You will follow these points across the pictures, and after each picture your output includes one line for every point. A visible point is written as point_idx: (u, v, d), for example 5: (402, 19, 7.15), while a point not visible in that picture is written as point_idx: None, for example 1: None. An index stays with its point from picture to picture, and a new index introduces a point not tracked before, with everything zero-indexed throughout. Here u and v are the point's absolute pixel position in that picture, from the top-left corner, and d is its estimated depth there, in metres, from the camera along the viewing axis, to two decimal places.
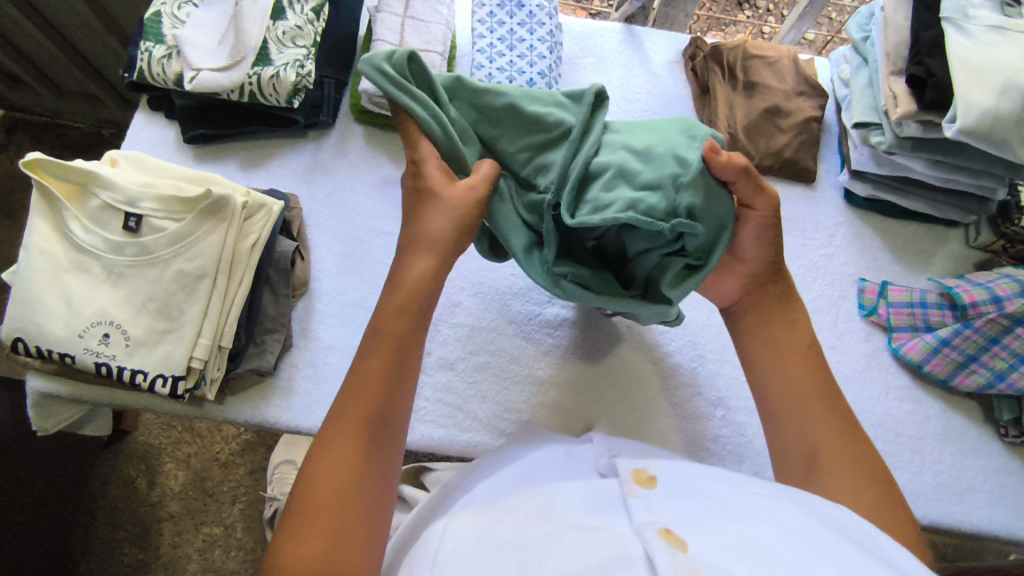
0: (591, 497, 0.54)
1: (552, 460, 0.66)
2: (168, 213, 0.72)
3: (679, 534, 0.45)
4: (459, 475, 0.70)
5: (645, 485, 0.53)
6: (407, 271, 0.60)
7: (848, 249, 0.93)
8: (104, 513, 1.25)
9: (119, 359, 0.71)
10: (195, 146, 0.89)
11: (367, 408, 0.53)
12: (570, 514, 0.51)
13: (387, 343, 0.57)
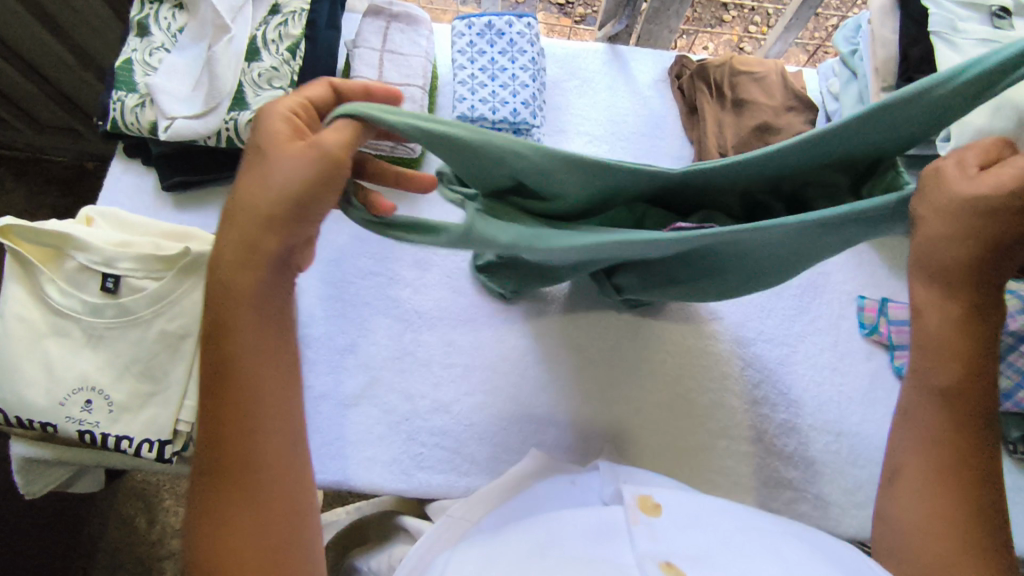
0: (595, 524, 0.51)
1: (557, 488, 0.63)
2: (147, 272, 0.70)
3: (681, 567, 0.46)
4: (464, 506, 0.62)
5: (650, 512, 0.52)
6: (235, 281, 0.52)
7: (846, 267, 0.92)
8: (103, 555, 1.17)
9: (103, 425, 0.68)
10: (175, 193, 0.87)
11: (237, 458, 0.51)
12: (573, 542, 0.49)
13: (230, 381, 0.52)
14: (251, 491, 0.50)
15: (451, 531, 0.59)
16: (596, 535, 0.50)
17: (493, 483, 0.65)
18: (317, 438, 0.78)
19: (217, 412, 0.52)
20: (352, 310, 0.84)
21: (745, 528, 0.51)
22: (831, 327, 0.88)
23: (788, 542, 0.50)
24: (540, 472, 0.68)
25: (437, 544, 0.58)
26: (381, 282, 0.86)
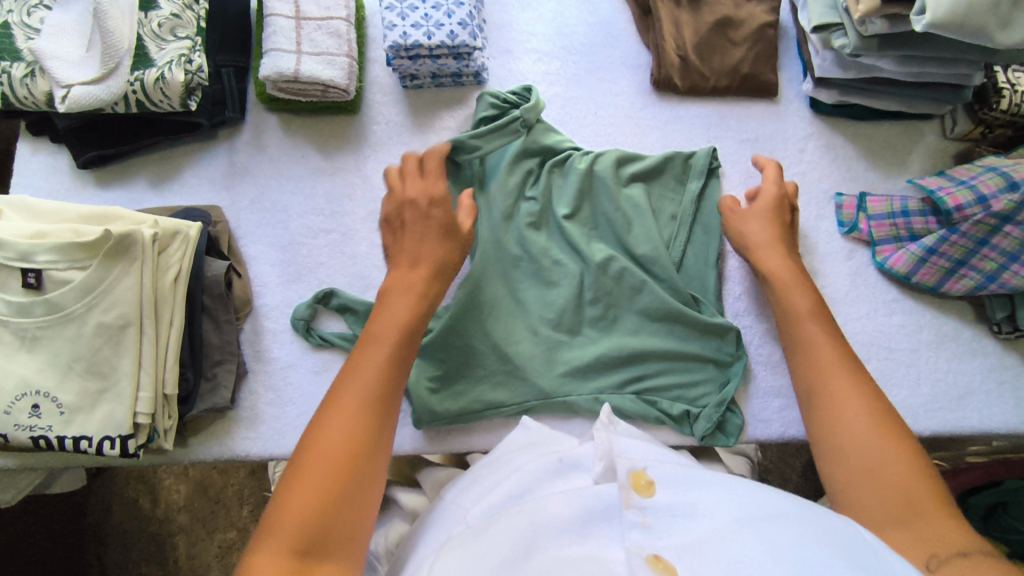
0: (586, 505, 0.48)
1: (543, 468, 0.58)
2: (70, 262, 0.63)
3: (670, 559, 0.42)
4: (453, 484, 0.64)
5: (644, 493, 0.47)
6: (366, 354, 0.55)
7: (821, 163, 0.87)
8: (114, 538, 1.14)
9: (56, 429, 0.64)
10: (94, 170, 0.80)
11: (319, 491, 0.46)
12: (558, 540, 0.46)
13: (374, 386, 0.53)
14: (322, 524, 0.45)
15: (442, 516, 0.59)
16: (587, 519, 0.47)
17: (480, 460, 0.67)
18: (291, 410, 0.75)
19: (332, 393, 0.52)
20: (307, 274, 0.79)
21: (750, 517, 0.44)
22: (810, 229, 0.85)
23: (796, 514, 0.44)
24: (533, 447, 0.65)
25: (430, 527, 0.59)
26: (333, 240, 0.80)
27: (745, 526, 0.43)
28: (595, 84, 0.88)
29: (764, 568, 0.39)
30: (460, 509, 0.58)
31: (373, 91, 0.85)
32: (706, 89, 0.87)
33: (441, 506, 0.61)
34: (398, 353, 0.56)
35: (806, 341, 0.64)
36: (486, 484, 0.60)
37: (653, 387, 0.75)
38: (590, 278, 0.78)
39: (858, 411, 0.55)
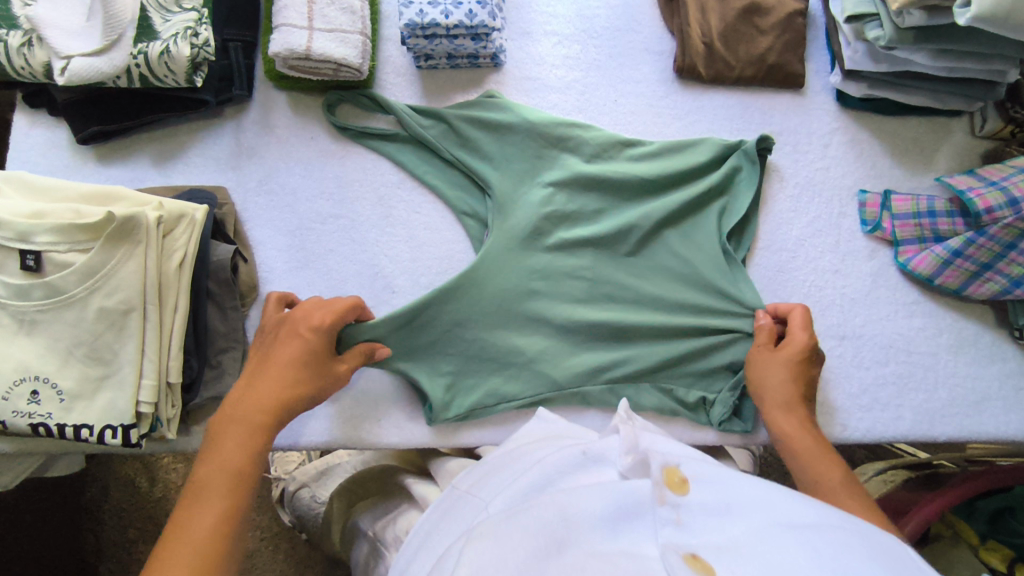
0: (618, 502, 0.47)
1: (566, 461, 0.57)
2: (71, 244, 0.61)
3: (707, 558, 0.40)
4: (471, 475, 0.62)
5: (679, 491, 0.46)
6: (247, 388, 0.62)
7: (845, 159, 0.84)
8: (111, 516, 1.12)
9: (56, 416, 0.62)
10: (94, 146, 0.77)
11: (183, 549, 0.51)
12: (589, 536, 0.45)
13: (252, 432, 0.59)
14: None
15: (457, 506, 0.58)
16: (616, 514, 0.46)
17: (496, 451, 0.65)
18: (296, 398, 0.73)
19: (248, 431, 0.59)
20: (315, 260, 0.76)
21: (791, 523, 0.41)
22: (832, 226, 0.82)
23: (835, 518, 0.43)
24: (552, 440, 0.63)
25: (443, 519, 0.58)
26: (343, 226, 0.78)
27: (783, 531, 0.40)
28: (615, 70, 0.85)
29: (805, 571, 0.37)
30: (477, 499, 0.57)
31: (387, 71, 0.82)
32: (730, 78, 0.84)
33: (456, 496, 0.60)
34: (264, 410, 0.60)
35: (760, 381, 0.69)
36: (506, 476, 0.59)
37: (676, 369, 0.74)
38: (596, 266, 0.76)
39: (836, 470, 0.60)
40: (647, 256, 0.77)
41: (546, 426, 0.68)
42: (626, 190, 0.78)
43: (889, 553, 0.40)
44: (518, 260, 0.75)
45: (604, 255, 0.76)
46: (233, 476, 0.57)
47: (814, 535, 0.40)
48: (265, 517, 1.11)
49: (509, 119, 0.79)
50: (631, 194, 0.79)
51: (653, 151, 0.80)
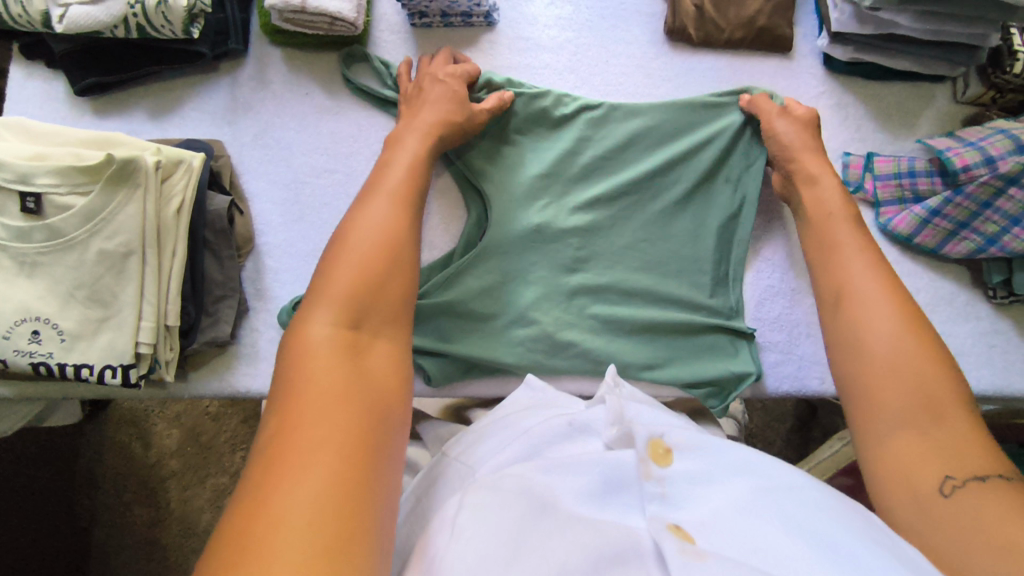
0: (604, 472, 0.49)
1: (553, 431, 0.58)
2: (71, 186, 0.62)
3: (689, 529, 0.44)
4: (458, 444, 0.64)
5: (661, 462, 0.50)
6: (345, 241, 0.55)
7: (831, 122, 0.86)
8: (106, 480, 1.15)
9: (57, 355, 0.63)
10: (90, 98, 0.78)
11: (320, 412, 0.43)
12: (574, 504, 0.46)
13: (360, 280, 0.51)
14: (347, 442, 0.41)
15: (447, 472, 0.60)
16: (605, 489, 0.48)
17: (484, 419, 0.68)
18: None
19: (358, 285, 0.51)
20: (310, 213, 0.78)
21: (768, 489, 0.46)
22: None
23: (811, 487, 0.48)
24: (538, 408, 0.65)
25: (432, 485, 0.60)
26: (338, 180, 0.79)
27: (761, 498, 0.45)
28: (607, 31, 0.87)
29: (775, 542, 0.42)
30: (465, 466, 0.59)
31: (381, 28, 0.83)
32: (720, 41, 0.86)
33: (444, 461, 0.62)
34: (386, 244, 0.55)
35: (847, 282, 0.63)
36: (495, 443, 0.61)
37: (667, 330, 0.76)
38: (591, 225, 0.78)
39: (914, 366, 0.54)
40: (640, 219, 0.79)
41: (534, 394, 0.69)
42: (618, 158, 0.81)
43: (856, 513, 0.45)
44: (513, 219, 0.77)
45: (594, 217, 0.78)
46: (396, 303, 0.52)
47: (787, 504, 0.45)
48: None
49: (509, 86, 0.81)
50: (623, 156, 0.81)
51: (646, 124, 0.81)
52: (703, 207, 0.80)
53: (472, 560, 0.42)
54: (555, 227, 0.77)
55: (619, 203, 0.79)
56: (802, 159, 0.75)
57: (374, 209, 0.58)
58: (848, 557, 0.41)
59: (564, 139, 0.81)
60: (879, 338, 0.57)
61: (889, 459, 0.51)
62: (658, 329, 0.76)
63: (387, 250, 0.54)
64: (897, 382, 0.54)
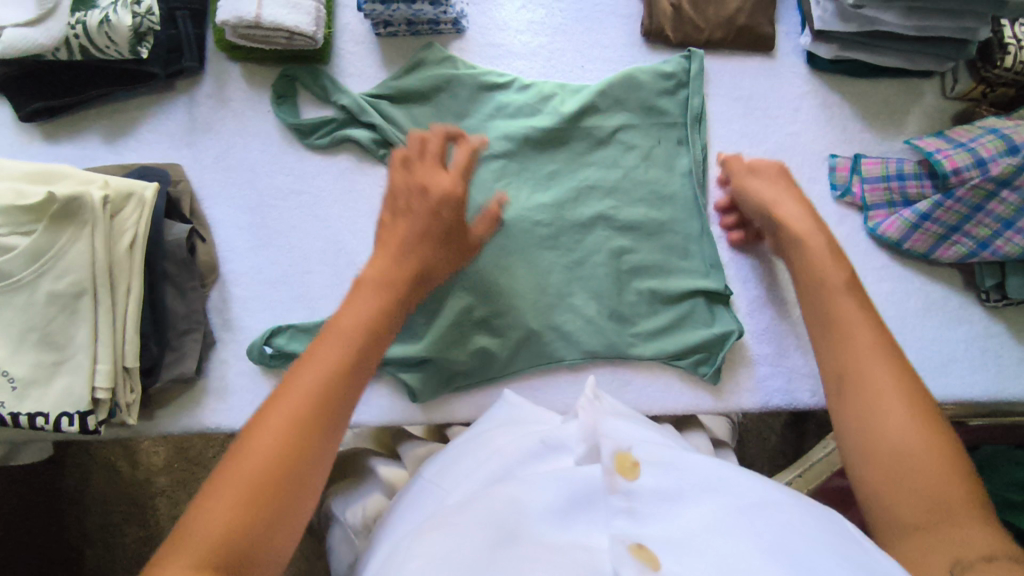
0: (570, 491, 0.46)
1: (527, 450, 0.56)
2: (14, 226, 0.59)
3: (654, 549, 0.41)
4: (433, 465, 0.62)
5: (629, 476, 0.45)
6: (349, 302, 0.54)
7: (817, 123, 0.83)
8: (93, 501, 1.12)
9: (8, 404, 0.60)
10: (39, 123, 0.74)
11: (249, 466, 0.44)
12: (539, 526, 0.44)
13: (342, 334, 0.51)
14: (255, 501, 0.43)
15: (419, 496, 0.58)
16: (570, 506, 0.45)
17: (460, 437, 0.66)
18: (262, 381, 0.72)
19: (340, 336, 0.51)
20: (276, 238, 0.74)
21: (744, 507, 0.43)
22: (802, 191, 0.82)
23: (790, 508, 0.44)
24: (511, 426, 0.63)
25: (404, 509, 0.58)
26: (304, 201, 0.75)
27: (734, 519, 0.42)
28: (582, 35, 0.83)
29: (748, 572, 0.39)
30: (436, 489, 0.57)
31: (344, 39, 0.79)
32: (699, 42, 0.83)
33: (419, 485, 0.60)
34: (376, 301, 0.54)
35: (818, 266, 0.63)
36: (468, 466, 0.58)
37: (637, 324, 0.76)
38: (547, 220, 0.77)
39: (877, 362, 0.53)
40: (596, 204, 0.78)
41: (512, 411, 0.68)
42: (570, 142, 0.79)
43: (837, 535, 0.43)
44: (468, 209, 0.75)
45: (551, 208, 0.77)
46: (369, 356, 0.52)
47: (761, 529, 0.41)
48: None
49: (455, 69, 0.78)
50: (573, 137, 0.79)
51: (597, 96, 0.79)
52: (664, 189, 0.79)
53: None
54: (513, 221, 0.76)
55: (575, 189, 0.78)
56: (780, 209, 0.69)
57: (370, 268, 0.57)
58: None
59: (513, 121, 0.78)
60: (836, 328, 0.58)
61: (863, 447, 0.50)
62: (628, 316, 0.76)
63: (377, 313, 0.54)
64: (855, 365, 0.54)
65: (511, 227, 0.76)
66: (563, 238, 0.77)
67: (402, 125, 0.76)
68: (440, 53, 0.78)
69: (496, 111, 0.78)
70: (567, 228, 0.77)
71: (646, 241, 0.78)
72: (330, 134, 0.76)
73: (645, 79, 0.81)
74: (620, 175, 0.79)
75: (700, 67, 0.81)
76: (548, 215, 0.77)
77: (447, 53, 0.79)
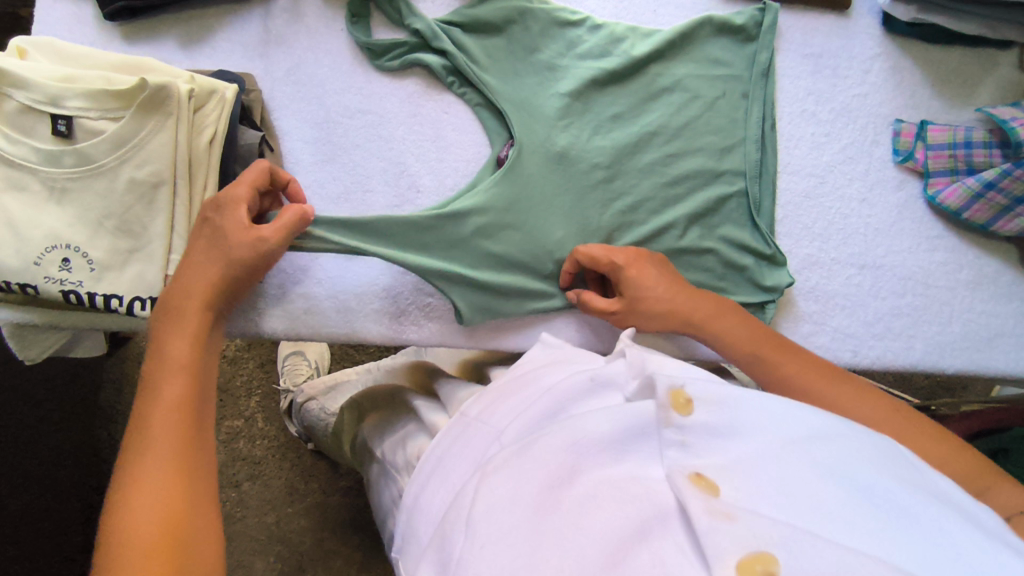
0: (625, 422, 0.46)
1: (575, 388, 0.57)
2: (103, 111, 0.60)
3: (712, 477, 0.41)
4: (477, 402, 0.63)
5: (683, 412, 0.44)
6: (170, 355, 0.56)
7: (885, 86, 0.83)
8: (124, 418, 1.12)
9: (87, 285, 0.62)
10: (120, 23, 0.75)
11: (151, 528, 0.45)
12: (599, 460, 0.46)
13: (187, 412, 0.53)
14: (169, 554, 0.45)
15: (468, 433, 0.60)
16: (625, 438, 0.46)
17: (502, 377, 0.67)
18: (320, 293, 0.74)
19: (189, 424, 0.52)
20: (341, 154, 0.75)
21: (799, 439, 0.43)
22: (864, 154, 0.82)
23: (840, 430, 0.44)
24: (558, 364, 0.64)
25: (454, 446, 0.60)
26: (370, 121, 0.77)
27: (793, 450, 0.42)
28: None
29: (809, 491, 0.39)
30: (488, 427, 0.59)
31: None
32: None
33: (464, 423, 0.62)
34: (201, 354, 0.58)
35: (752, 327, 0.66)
36: (517, 402, 0.60)
37: (691, 270, 0.77)
38: (609, 158, 0.77)
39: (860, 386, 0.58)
40: (658, 148, 0.78)
41: (551, 351, 0.69)
42: (637, 84, 0.79)
43: (885, 453, 0.43)
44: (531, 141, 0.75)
45: (615, 147, 0.77)
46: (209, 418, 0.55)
47: (818, 454, 0.41)
48: (273, 427, 1.16)
49: (528, 1, 0.78)
50: (639, 79, 0.79)
51: (668, 39, 0.79)
52: (728, 139, 0.79)
53: (499, 554, 0.43)
54: (576, 156, 0.76)
55: (639, 130, 0.78)
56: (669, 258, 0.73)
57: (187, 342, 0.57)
58: (883, 506, 0.39)
59: (582, 57, 0.78)
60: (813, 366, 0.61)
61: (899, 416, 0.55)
62: (681, 259, 0.77)
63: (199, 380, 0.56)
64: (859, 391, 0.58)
65: (572, 164, 0.76)
66: (623, 177, 0.77)
67: (471, 54, 0.77)
68: None
69: (567, 49, 0.79)
70: (627, 169, 0.77)
71: (703, 190, 0.78)
72: (400, 58, 0.77)
73: (717, 28, 0.81)
74: (684, 121, 0.78)
75: (774, 18, 0.80)
76: (611, 152, 0.77)
77: None
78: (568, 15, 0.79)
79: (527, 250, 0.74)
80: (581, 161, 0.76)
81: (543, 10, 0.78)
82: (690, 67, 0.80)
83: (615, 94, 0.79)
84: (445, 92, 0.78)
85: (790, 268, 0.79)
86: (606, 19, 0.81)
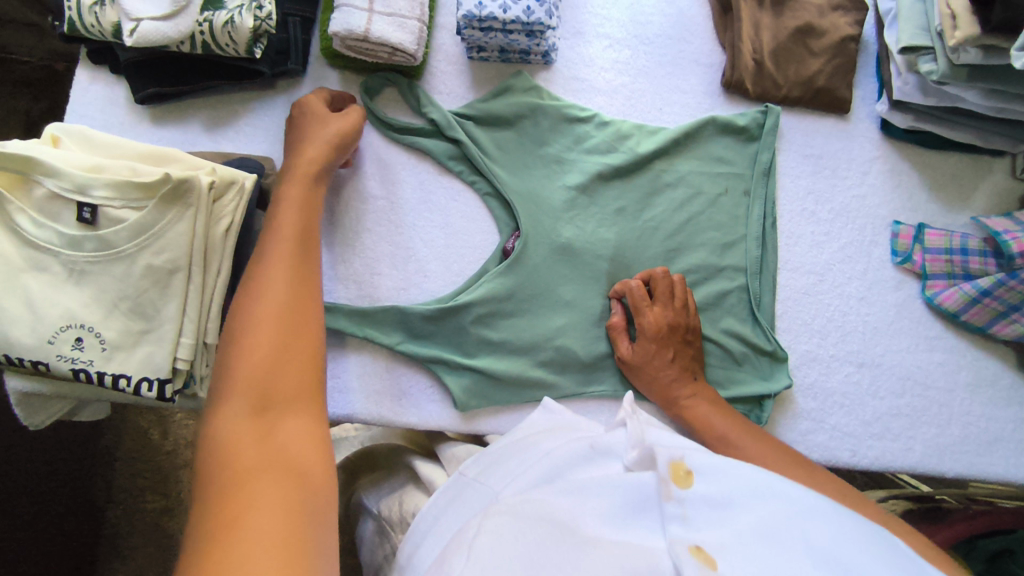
0: (626, 497, 0.49)
1: (574, 453, 0.58)
2: (126, 201, 0.63)
3: (711, 550, 0.41)
4: (477, 461, 0.63)
5: (683, 484, 0.46)
6: (243, 327, 0.54)
7: (883, 188, 0.85)
8: (122, 463, 1.12)
9: (96, 364, 0.64)
10: (150, 106, 0.79)
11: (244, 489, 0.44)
12: (597, 527, 0.47)
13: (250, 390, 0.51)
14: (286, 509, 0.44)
15: (465, 494, 0.59)
16: (627, 510, 0.48)
17: (501, 437, 0.66)
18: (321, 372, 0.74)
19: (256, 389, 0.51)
20: (352, 237, 0.78)
21: (796, 514, 0.42)
22: (862, 253, 0.83)
23: (832, 511, 0.43)
24: (559, 431, 0.64)
25: (452, 503, 0.59)
26: (382, 205, 0.79)
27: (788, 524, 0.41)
28: (663, 78, 0.86)
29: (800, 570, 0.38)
30: (486, 487, 0.59)
31: (438, 59, 0.83)
32: (776, 97, 0.85)
33: (462, 481, 0.61)
34: (284, 302, 0.57)
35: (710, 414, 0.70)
36: (515, 465, 0.60)
37: None
38: (612, 250, 0.79)
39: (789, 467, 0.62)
40: (661, 242, 0.80)
41: (552, 416, 0.69)
42: (642, 179, 0.82)
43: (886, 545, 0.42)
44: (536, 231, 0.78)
45: (618, 240, 0.79)
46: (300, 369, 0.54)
47: (810, 529, 0.41)
48: None
49: (538, 98, 0.82)
50: (644, 175, 0.82)
51: (672, 138, 0.82)
52: (730, 235, 0.81)
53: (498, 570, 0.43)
54: (580, 248, 0.78)
55: (642, 225, 0.80)
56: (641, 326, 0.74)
57: (271, 297, 0.57)
58: None
59: (589, 152, 0.81)
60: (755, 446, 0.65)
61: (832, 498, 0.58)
62: None
63: (279, 317, 0.56)
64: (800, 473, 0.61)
65: (576, 255, 0.78)
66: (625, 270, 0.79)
67: (480, 143, 0.80)
68: (525, 86, 0.82)
69: (574, 143, 0.82)
70: (629, 262, 0.79)
71: (703, 284, 0.80)
72: (411, 143, 0.80)
73: (720, 127, 0.84)
74: (685, 216, 0.81)
75: (775, 121, 0.83)
76: (615, 246, 0.79)
77: (535, 82, 0.83)
78: (577, 111, 0.82)
79: (528, 337, 0.76)
80: (584, 252, 0.78)
81: (553, 106, 0.82)
82: (693, 163, 0.83)
83: (620, 188, 0.81)
84: (455, 176, 0.81)
85: (789, 363, 0.79)
86: (613, 116, 0.84)
